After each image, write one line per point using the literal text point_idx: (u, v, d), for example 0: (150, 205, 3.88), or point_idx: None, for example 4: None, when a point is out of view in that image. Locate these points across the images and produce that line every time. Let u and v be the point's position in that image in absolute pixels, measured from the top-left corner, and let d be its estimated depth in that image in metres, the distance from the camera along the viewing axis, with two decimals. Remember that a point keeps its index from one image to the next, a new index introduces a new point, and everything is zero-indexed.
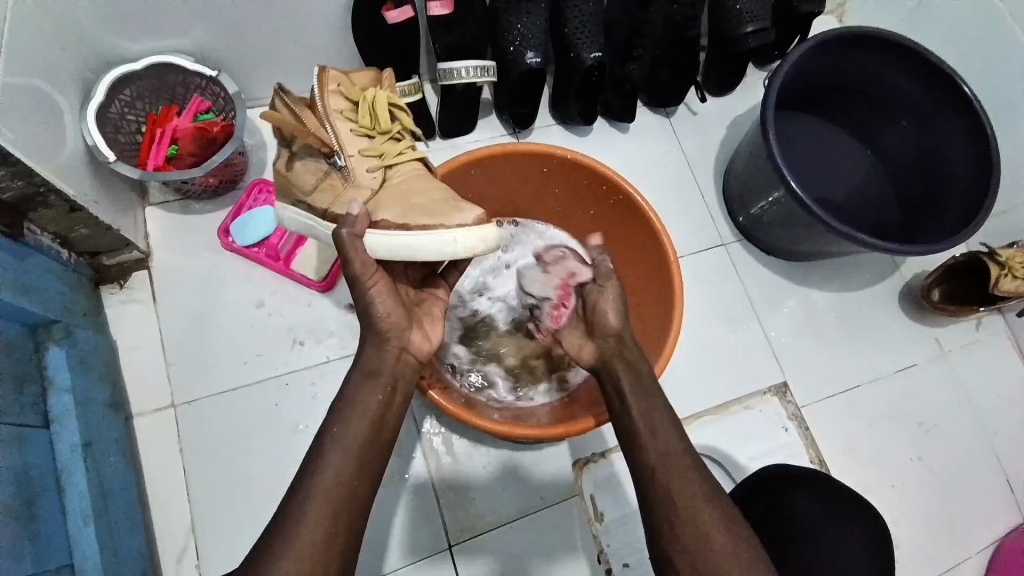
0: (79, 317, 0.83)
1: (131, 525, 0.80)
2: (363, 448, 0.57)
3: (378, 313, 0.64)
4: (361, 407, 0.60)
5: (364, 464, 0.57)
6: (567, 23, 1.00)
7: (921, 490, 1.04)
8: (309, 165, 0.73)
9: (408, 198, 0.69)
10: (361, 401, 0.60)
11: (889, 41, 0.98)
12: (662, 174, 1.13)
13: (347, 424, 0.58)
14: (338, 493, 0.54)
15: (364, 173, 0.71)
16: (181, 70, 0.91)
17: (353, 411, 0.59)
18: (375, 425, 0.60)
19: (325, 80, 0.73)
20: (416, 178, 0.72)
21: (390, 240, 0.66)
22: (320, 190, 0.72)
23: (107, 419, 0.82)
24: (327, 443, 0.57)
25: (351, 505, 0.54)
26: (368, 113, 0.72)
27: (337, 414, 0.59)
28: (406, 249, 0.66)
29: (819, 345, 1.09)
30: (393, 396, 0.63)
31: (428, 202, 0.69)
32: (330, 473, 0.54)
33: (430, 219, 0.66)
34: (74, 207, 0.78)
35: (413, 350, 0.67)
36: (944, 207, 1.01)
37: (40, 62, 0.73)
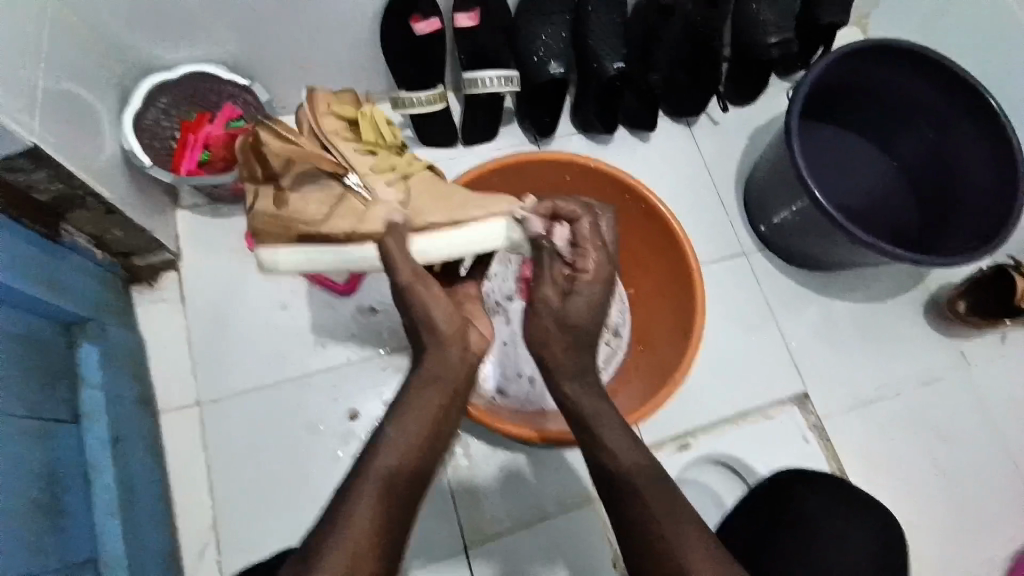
0: (110, 315, 0.85)
1: (156, 520, 0.81)
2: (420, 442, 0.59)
3: (438, 321, 0.64)
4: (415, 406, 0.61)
5: (403, 458, 0.57)
6: (590, 33, 1.00)
7: (946, 506, 1.02)
8: (315, 194, 0.70)
9: (446, 199, 0.69)
10: (420, 401, 0.61)
11: (912, 52, 0.97)
12: (682, 182, 1.13)
13: (400, 425, 0.59)
14: (360, 486, 0.54)
15: (385, 188, 0.69)
16: (214, 78, 0.94)
17: (411, 413, 0.60)
18: (436, 418, 0.61)
19: (316, 105, 0.72)
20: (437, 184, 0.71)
21: (442, 241, 0.68)
22: (337, 215, 0.69)
23: (135, 416, 0.84)
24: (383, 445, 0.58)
25: (389, 500, 0.54)
26: (369, 128, 0.72)
27: (391, 415, 0.60)
28: (462, 244, 0.68)
29: (842, 356, 1.08)
30: (454, 400, 0.63)
31: (470, 197, 0.69)
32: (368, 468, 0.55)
33: (481, 210, 0.68)
34: (111, 209, 0.81)
35: (474, 348, 0.67)
36: (972, 215, 0.99)
37: (80, 69, 0.76)
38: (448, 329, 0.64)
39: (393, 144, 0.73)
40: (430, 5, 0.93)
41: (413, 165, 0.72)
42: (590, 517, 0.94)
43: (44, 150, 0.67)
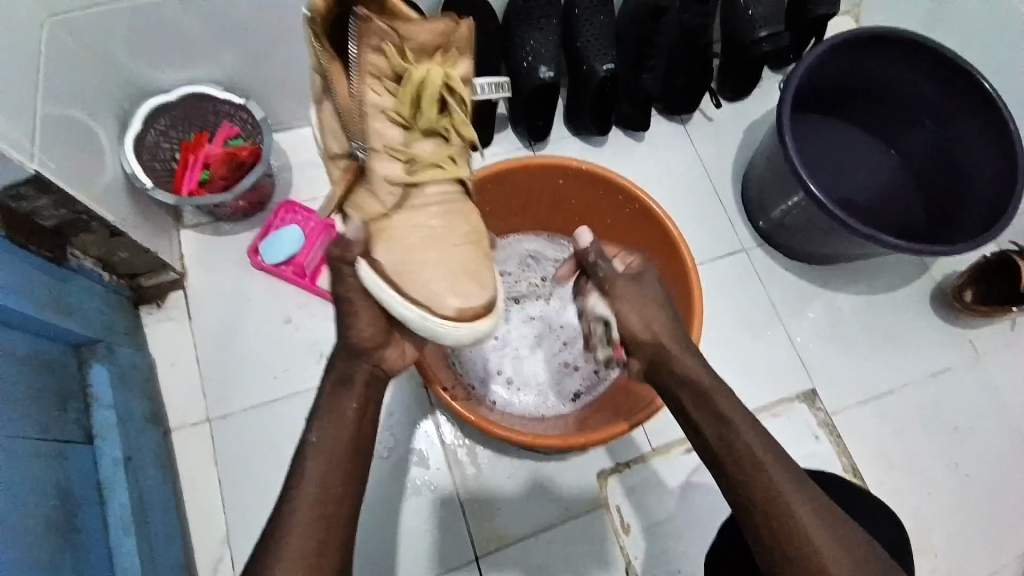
0: (119, 336, 0.87)
1: (169, 535, 0.83)
2: (341, 448, 0.57)
3: (362, 335, 0.61)
4: (334, 409, 0.59)
5: (342, 463, 0.57)
6: (579, 36, 1.02)
7: (958, 496, 1.01)
8: (339, 126, 0.63)
9: (413, 244, 0.58)
10: (338, 408, 0.59)
11: (904, 39, 0.98)
12: (679, 181, 1.14)
13: (322, 429, 0.58)
14: (334, 499, 0.55)
15: (382, 186, 0.59)
16: (212, 99, 0.95)
17: (333, 420, 0.59)
18: (356, 420, 0.59)
19: (367, 28, 0.57)
20: (440, 207, 0.60)
21: (374, 283, 0.57)
22: (343, 167, 0.64)
23: (146, 434, 0.86)
24: (307, 453, 0.57)
25: (341, 505, 0.55)
26: (412, 99, 0.59)
27: (314, 422, 0.59)
28: (385, 305, 0.57)
29: (847, 349, 1.07)
30: (366, 409, 0.61)
31: (433, 260, 0.57)
32: (308, 473, 0.55)
33: (422, 290, 0.56)
34: (115, 232, 0.83)
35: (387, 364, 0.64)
36: (973, 201, 0.98)
37: (78, 97, 0.78)
38: (368, 344, 0.61)
39: (433, 124, 0.60)
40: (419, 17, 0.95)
41: (430, 169, 0.60)
42: (600, 523, 0.94)
43: (47, 177, 0.69)
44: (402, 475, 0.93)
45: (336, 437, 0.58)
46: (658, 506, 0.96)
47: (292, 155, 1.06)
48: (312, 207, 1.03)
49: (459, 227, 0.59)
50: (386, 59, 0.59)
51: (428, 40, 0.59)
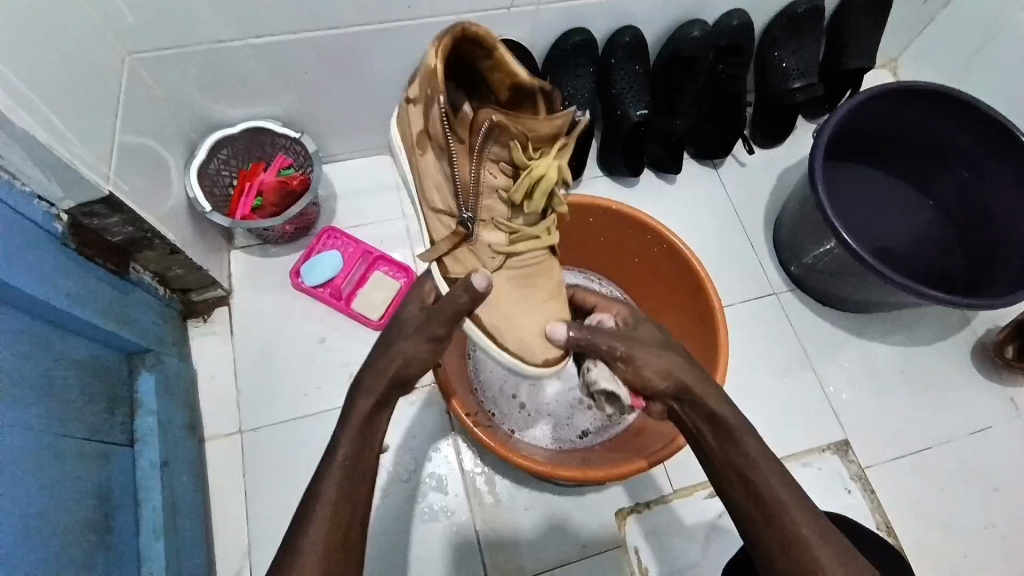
0: (167, 347, 0.93)
1: (195, 542, 0.86)
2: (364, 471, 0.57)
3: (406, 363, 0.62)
4: (367, 430, 0.59)
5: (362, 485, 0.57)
6: (615, 82, 1.07)
7: (1004, 567, 0.95)
8: (442, 181, 0.67)
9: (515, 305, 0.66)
10: (377, 425, 0.60)
11: (941, 95, 0.98)
12: (710, 223, 1.15)
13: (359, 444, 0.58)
14: (352, 517, 0.55)
15: (487, 251, 0.67)
16: (270, 133, 1.03)
17: (369, 435, 0.59)
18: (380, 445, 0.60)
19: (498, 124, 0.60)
20: (534, 272, 0.68)
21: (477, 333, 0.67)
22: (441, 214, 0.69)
23: (182, 441, 0.90)
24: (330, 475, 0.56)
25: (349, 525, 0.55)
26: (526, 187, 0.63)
27: (343, 427, 0.59)
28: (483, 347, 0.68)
29: (882, 400, 1.04)
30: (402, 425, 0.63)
31: (535, 324, 0.66)
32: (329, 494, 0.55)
33: (516, 344, 0.66)
34: (174, 250, 0.89)
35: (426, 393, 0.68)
36: (1016, 254, 0.96)
37: (153, 127, 0.86)
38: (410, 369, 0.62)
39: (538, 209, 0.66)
40: None
41: (529, 241, 0.67)
42: (615, 566, 0.92)
43: (119, 198, 0.76)
44: (422, 499, 0.94)
45: (360, 458, 0.58)
46: (678, 552, 0.93)
47: (338, 186, 1.13)
48: (353, 234, 1.09)
49: (545, 285, 0.68)
50: (508, 150, 0.63)
51: (544, 136, 0.62)
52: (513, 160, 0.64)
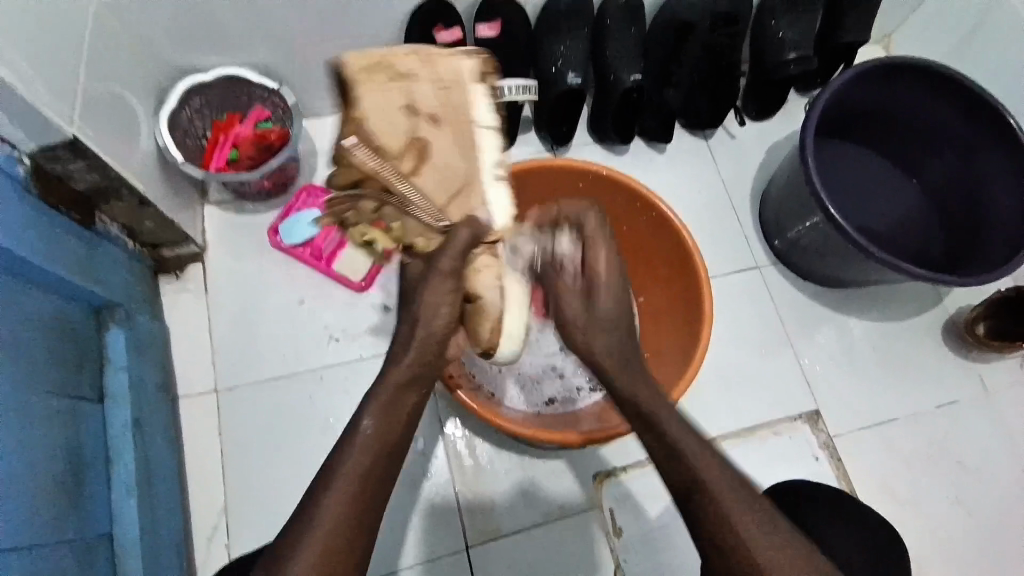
0: (138, 303, 0.90)
1: (169, 501, 0.84)
2: (390, 442, 0.55)
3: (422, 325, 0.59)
4: (394, 402, 0.57)
5: (389, 458, 0.54)
6: (608, 45, 1.03)
7: (960, 532, 1.00)
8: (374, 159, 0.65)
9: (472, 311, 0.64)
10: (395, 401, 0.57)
11: (932, 71, 0.98)
12: (699, 193, 1.14)
13: (376, 421, 0.55)
14: (375, 479, 0.53)
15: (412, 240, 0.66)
16: (246, 82, 0.98)
17: (387, 406, 0.56)
18: (410, 416, 0.57)
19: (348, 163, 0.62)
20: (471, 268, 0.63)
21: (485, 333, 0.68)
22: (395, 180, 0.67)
23: (155, 400, 0.87)
24: (358, 443, 0.53)
25: (377, 493, 0.53)
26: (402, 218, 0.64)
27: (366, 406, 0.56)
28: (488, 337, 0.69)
29: (855, 374, 1.06)
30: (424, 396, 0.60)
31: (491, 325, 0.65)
32: (355, 460, 0.53)
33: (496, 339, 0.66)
34: (143, 202, 0.85)
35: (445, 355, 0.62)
36: (995, 235, 0.98)
37: (120, 68, 0.81)
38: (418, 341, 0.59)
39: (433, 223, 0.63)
40: (454, 14, 0.97)
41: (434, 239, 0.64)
42: (592, 524, 0.94)
43: (83, 143, 0.71)
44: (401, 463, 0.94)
45: (388, 428, 0.55)
46: (653, 515, 0.96)
47: (318, 142, 1.08)
48: None
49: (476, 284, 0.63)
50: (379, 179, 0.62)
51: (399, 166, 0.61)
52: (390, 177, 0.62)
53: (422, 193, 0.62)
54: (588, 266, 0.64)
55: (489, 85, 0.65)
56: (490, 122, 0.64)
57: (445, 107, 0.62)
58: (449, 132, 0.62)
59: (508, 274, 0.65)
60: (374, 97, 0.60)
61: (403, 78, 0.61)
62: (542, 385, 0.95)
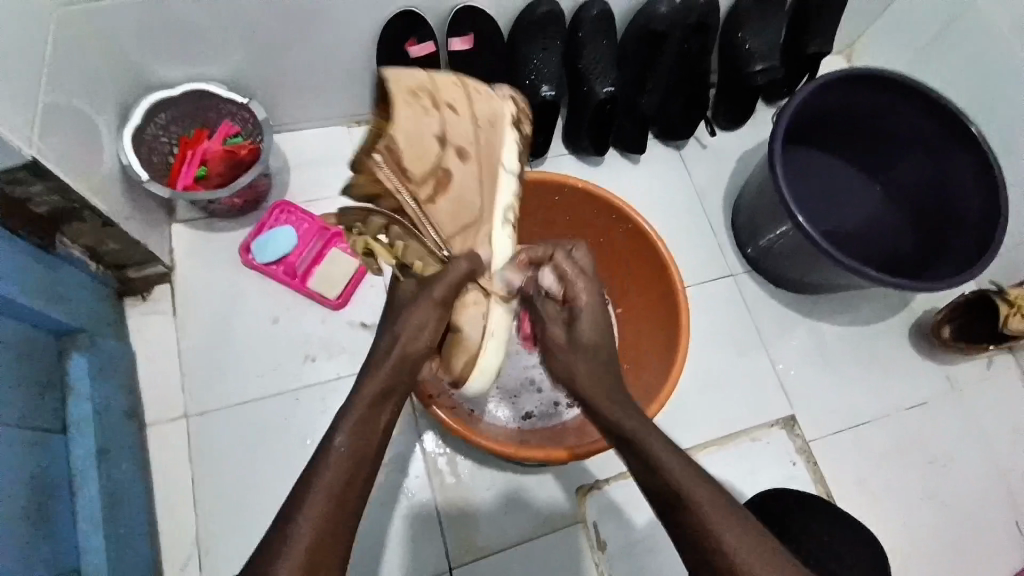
0: (102, 327, 0.86)
1: (139, 533, 0.81)
2: (366, 457, 0.53)
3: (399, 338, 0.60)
4: (369, 417, 0.55)
5: (366, 471, 0.53)
6: (581, 57, 1.04)
7: (933, 530, 1.02)
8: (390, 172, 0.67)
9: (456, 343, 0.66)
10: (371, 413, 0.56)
11: (893, 82, 1.01)
12: (673, 203, 1.16)
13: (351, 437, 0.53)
14: (350, 496, 0.51)
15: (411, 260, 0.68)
16: (214, 96, 0.95)
17: (359, 420, 0.55)
18: (384, 433, 0.56)
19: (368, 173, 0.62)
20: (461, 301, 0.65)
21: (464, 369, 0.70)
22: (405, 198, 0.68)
23: (122, 427, 0.84)
24: (333, 460, 0.52)
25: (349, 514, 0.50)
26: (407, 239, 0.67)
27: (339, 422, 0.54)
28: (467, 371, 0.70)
29: (828, 378, 1.09)
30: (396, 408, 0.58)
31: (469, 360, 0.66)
32: (330, 476, 0.51)
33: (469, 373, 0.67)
34: (107, 223, 0.82)
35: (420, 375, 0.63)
36: (958, 238, 1.01)
37: (82, 85, 0.78)
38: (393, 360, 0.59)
39: (437, 249, 0.65)
40: (426, 28, 0.97)
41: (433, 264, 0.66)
42: (576, 540, 0.94)
43: (44, 165, 0.69)
44: (381, 483, 0.92)
45: (361, 443, 0.54)
46: (636, 525, 0.96)
47: (290, 157, 1.06)
48: (308, 209, 1.03)
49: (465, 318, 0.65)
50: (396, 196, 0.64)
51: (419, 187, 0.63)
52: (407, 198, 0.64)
53: (433, 220, 0.64)
54: (568, 301, 0.68)
55: (518, 132, 0.69)
56: (511, 167, 0.68)
57: (476, 145, 0.65)
58: (473, 169, 0.65)
59: (496, 315, 0.66)
60: (412, 119, 0.61)
61: (444, 110, 0.63)
62: (520, 395, 0.94)
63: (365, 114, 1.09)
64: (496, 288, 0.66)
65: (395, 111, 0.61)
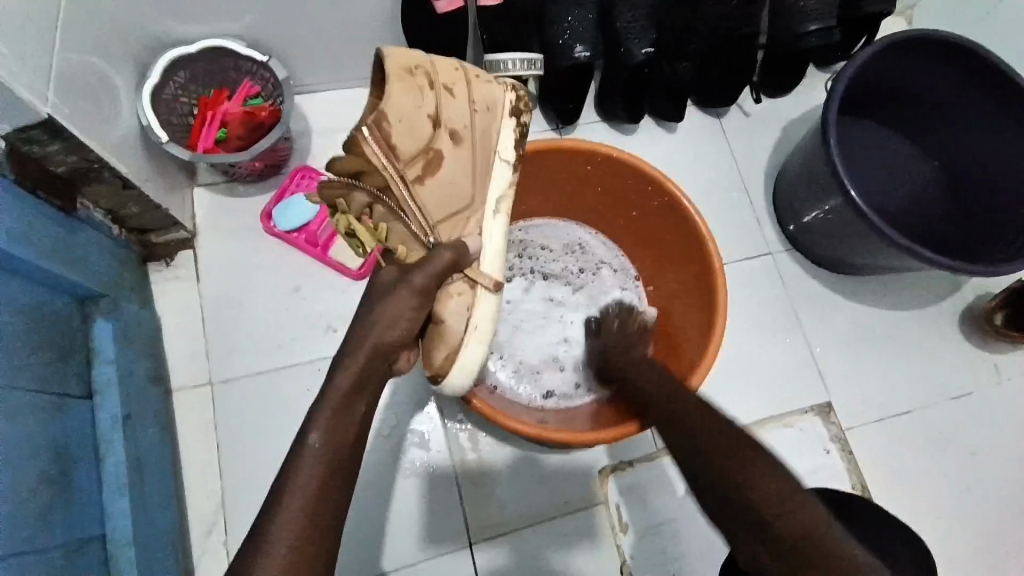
0: (126, 292, 0.86)
1: (164, 497, 0.82)
2: (343, 458, 0.52)
3: (378, 330, 0.57)
4: (347, 407, 0.54)
5: (348, 468, 0.53)
6: (619, 17, 0.97)
7: (972, 526, 0.98)
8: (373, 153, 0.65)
9: (435, 338, 0.63)
10: (348, 406, 0.54)
11: (960, 46, 0.92)
12: (711, 175, 1.09)
13: (335, 429, 0.53)
14: (330, 499, 0.50)
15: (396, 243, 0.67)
16: (232, 54, 0.92)
17: (336, 412, 0.54)
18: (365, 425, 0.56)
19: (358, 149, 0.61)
20: (445, 289, 0.63)
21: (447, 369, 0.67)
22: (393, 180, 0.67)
23: (146, 393, 0.84)
24: (312, 449, 0.51)
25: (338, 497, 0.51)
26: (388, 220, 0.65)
27: (314, 416, 0.53)
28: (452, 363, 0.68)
29: (868, 364, 1.03)
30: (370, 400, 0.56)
31: (449, 357, 0.64)
32: (313, 466, 0.51)
33: (450, 368, 0.64)
34: (127, 184, 0.80)
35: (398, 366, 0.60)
36: (1019, 221, 0.93)
37: (98, 43, 0.75)
38: (367, 349, 0.56)
39: (423, 231, 0.65)
40: None
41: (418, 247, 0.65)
42: (597, 521, 0.92)
43: (60, 124, 0.66)
44: (402, 457, 0.91)
45: (343, 436, 0.53)
46: (658, 508, 0.94)
47: (312, 121, 1.03)
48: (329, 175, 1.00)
49: (445, 310, 0.62)
50: (380, 175, 0.62)
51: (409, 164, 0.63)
52: (395, 178, 0.63)
53: (421, 203, 0.64)
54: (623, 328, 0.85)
55: (518, 123, 0.70)
56: (507, 158, 0.69)
57: (470, 129, 0.67)
58: (465, 156, 0.66)
59: (481, 308, 0.64)
60: (406, 99, 0.63)
61: (438, 92, 0.65)
62: (540, 376, 0.90)
63: None
64: (483, 281, 0.65)
65: (388, 86, 0.62)
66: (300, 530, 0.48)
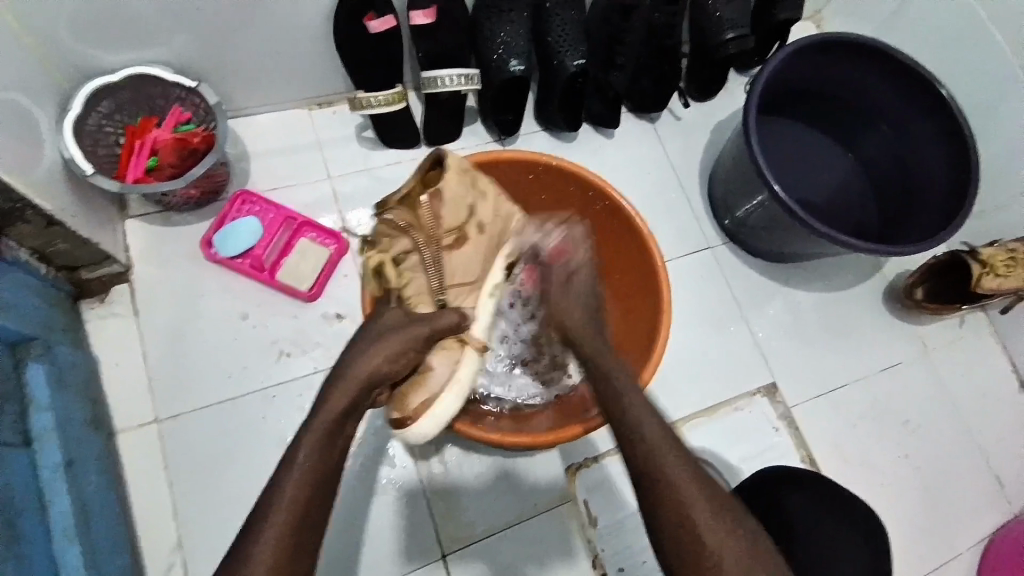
0: (59, 333, 0.81)
1: (114, 545, 0.78)
2: (323, 475, 0.54)
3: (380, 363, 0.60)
4: (330, 432, 0.56)
5: (329, 483, 0.55)
6: (550, 31, 1.01)
7: (911, 488, 1.05)
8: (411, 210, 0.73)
9: (415, 384, 0.65)
10: (326, 426, 0.56)
11: (863, 46, 1.00)
12: (648, 177, 1.14)
13: (317, 450, 0.55)
14: (309, 513, 0.53)
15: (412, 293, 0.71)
16: (160, 81, 0.89)
17: (316, 435, 0.56)
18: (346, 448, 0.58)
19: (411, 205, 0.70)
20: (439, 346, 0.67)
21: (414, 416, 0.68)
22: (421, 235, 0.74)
23: (88, 437, 0.80)
24: (293, 473, 0.53)
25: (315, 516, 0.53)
26: (411, 272, 0.71)
27: (301, 440, 0.55)
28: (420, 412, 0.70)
29: (807, 345, 1.10)
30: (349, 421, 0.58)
31: (425, 406, 0.65)
32: (292, 489, 0.53)
33: (420, 415, 0.65)
34: (52, 221, 0.77)
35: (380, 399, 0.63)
36: (928, 202, 1.02)
37: (14, 76, 0.72)
38: (363, 376, 0.59)
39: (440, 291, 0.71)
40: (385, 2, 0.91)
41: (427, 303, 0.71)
42: (567, 519, 0.94)
43: None
44: (367, 476, 0.90)
45: (325, 457, 0.55)
46: (624, 501, 0.96)
47: (249, 144, 1.01)
48: (271, 197, 0.99)
49: (434, 363, 0.66)
50: (422, 233, 0.71)
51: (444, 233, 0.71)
52: (432, 240, 0.71)
53: (446, 267, 0.72)
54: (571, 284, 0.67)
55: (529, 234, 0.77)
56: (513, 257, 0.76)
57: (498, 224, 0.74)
58: (488, 243, 0.74)
59: (468, 365, 0.67)
60: (459, 184, 0.71)
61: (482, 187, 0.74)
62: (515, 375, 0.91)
63: (326, 95, 1.04)
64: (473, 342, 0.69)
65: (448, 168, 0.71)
66: (281, 547, 0.50)
